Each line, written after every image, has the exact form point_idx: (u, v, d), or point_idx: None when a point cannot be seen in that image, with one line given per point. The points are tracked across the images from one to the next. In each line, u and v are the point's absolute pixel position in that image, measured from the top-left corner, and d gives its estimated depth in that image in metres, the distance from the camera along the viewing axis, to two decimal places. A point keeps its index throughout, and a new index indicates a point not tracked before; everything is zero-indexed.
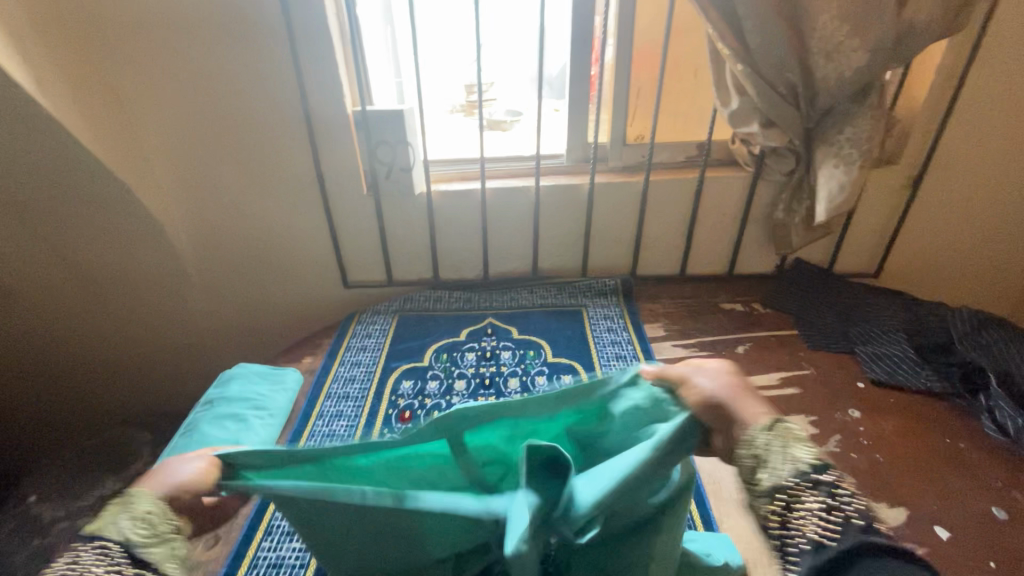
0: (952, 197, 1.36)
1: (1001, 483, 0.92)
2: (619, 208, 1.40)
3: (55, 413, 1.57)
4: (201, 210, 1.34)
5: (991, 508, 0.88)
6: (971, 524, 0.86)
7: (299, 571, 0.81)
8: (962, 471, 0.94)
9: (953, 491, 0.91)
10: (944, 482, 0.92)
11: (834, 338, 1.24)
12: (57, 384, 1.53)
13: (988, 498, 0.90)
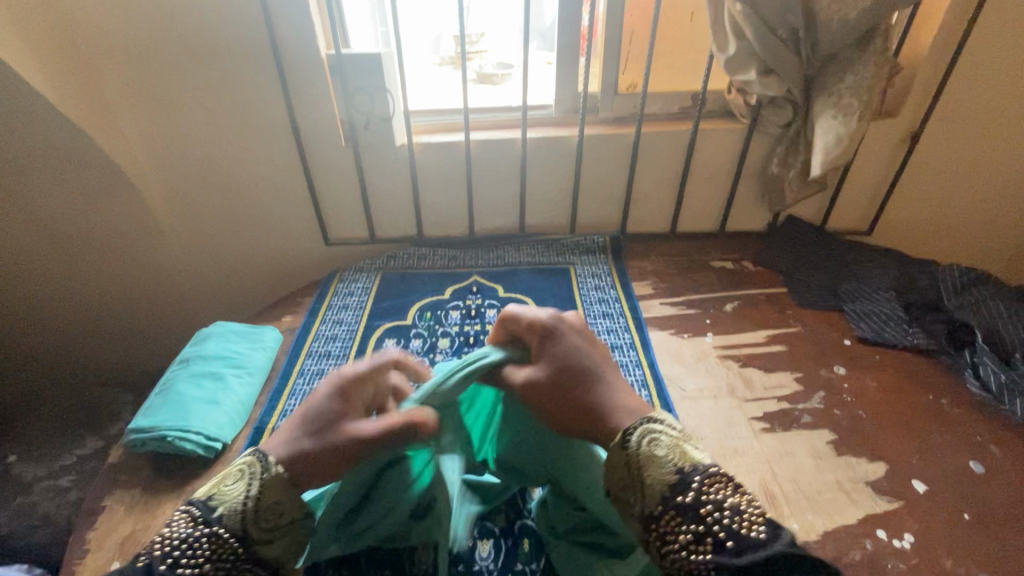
0: (951, 153, 1.32)
1: (980, 438, 0.93)
2: (609, 162, 1.35)
3: (36, 374, 1.54)
4: (170, 163, 1.27)
5: (967, 461, 0.89)
6: (947, 477, 0.87)
7: None
8: (942, 427, 0.95)
9: (932, 446, 0.91)
10: (924, 438, 0.93)
11: (823, 294, 1.23)
12: (34, 345, 1.49)
13: (966, 452, 0.90)
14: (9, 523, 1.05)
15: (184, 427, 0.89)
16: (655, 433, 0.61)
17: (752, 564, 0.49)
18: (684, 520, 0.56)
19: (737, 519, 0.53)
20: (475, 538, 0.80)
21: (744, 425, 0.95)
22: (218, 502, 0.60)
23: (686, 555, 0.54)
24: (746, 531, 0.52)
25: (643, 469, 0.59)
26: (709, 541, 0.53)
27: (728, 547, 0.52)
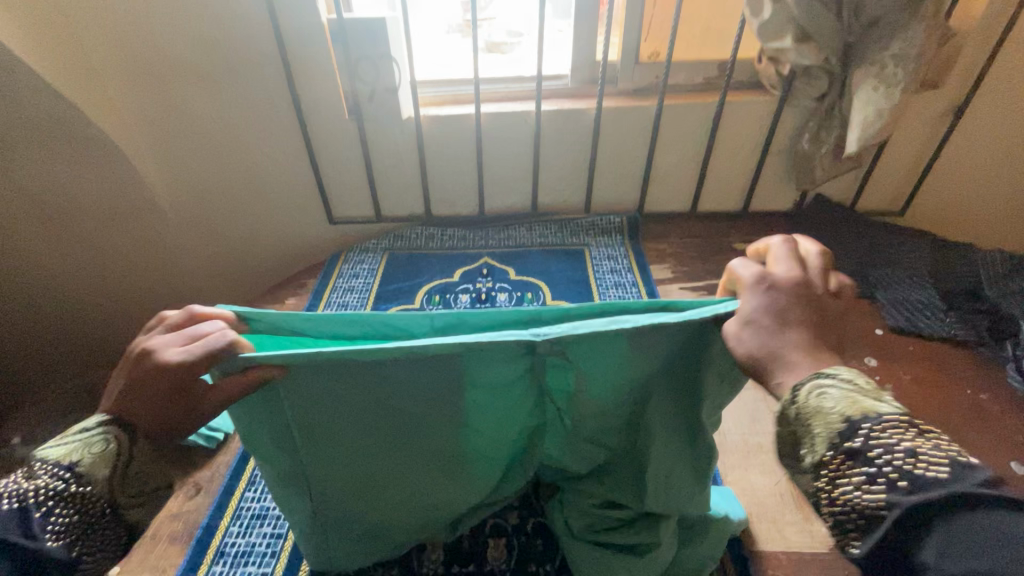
0: (998, 127, 1.22)
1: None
2: (628, 137, 1.27)
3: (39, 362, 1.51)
4: (166, 137, 1.21)
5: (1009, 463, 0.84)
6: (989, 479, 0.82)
7: (269, 561, 0.75)
8: (982, 423, 0.90)
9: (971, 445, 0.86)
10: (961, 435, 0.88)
11: (852, 280, 1.15)
12: (35, 330, 1.46)
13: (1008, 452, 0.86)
14: None
15: None
16: (827, 378, 0.47)
17: (936, 517, 0.38)
18: (852, 469, 0.43)
19: (912, 460, 0.40)
20: (485, 537, 0.77)
21: (770, 420, 0.90)
22: (79, 457, 0.53)
23: (859, 500, 0.42)
24: (921, 472, 0.40)
25: (805, 416, 0.46)
26: (880, 484, 0.41)
27: (904, 489, 0.40)
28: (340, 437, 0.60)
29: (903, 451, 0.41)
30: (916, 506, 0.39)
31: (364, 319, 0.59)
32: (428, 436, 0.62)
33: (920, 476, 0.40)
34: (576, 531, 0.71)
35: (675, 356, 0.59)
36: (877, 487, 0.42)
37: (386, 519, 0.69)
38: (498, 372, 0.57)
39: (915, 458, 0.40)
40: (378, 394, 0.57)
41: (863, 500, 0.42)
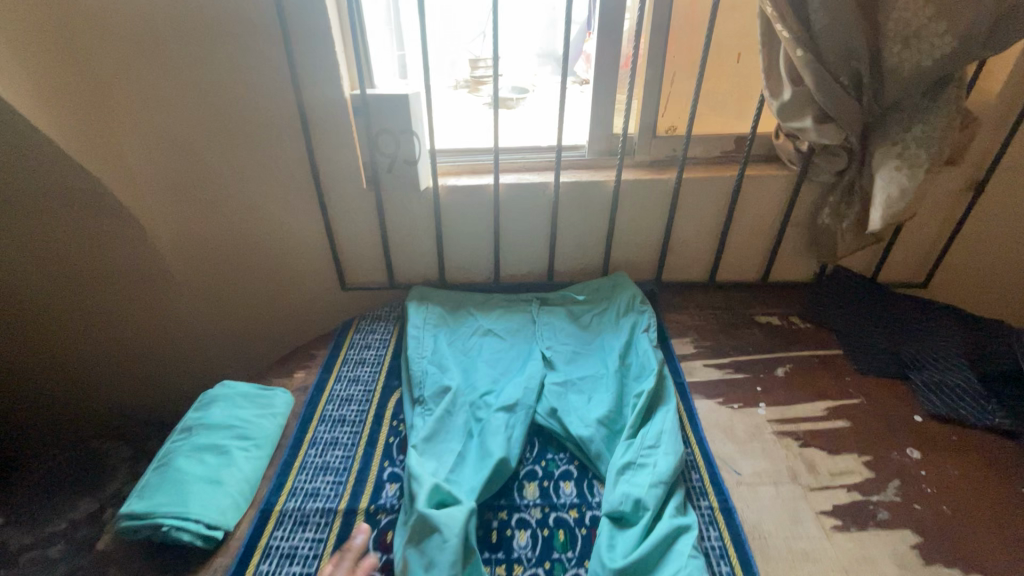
0: (1016, 207, 1.22)
1: None
2: (646, 208, 1.26)
3: (21, 415, 1.44)
4: (179, 204, 1.19)
5: None
6: None
7: None
8: None
9: None
10: None
11: (883, 360, 1.11)
12: (23, 389, 1.40)
13: None
14: None
15: (182, 513, 0.77)
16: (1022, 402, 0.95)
17: None
18: None
19: None
20: None
21: (812, 522, 0.81)
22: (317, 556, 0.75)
23: None
24: None
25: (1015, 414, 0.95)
26: None
27: None
28: (416, 379, 1.04)
29: None
30: None
31: (425, 329, 1.17)
32: (468, 384, 1.04)
33: None
34: (624, 487, 0.81)
35: (576, 324, 1.19)
36: None
37: (453, 467, 0.88)
38: (471, 339, 1.17)
39: None
40: (418, 374, 1.06)
41: None
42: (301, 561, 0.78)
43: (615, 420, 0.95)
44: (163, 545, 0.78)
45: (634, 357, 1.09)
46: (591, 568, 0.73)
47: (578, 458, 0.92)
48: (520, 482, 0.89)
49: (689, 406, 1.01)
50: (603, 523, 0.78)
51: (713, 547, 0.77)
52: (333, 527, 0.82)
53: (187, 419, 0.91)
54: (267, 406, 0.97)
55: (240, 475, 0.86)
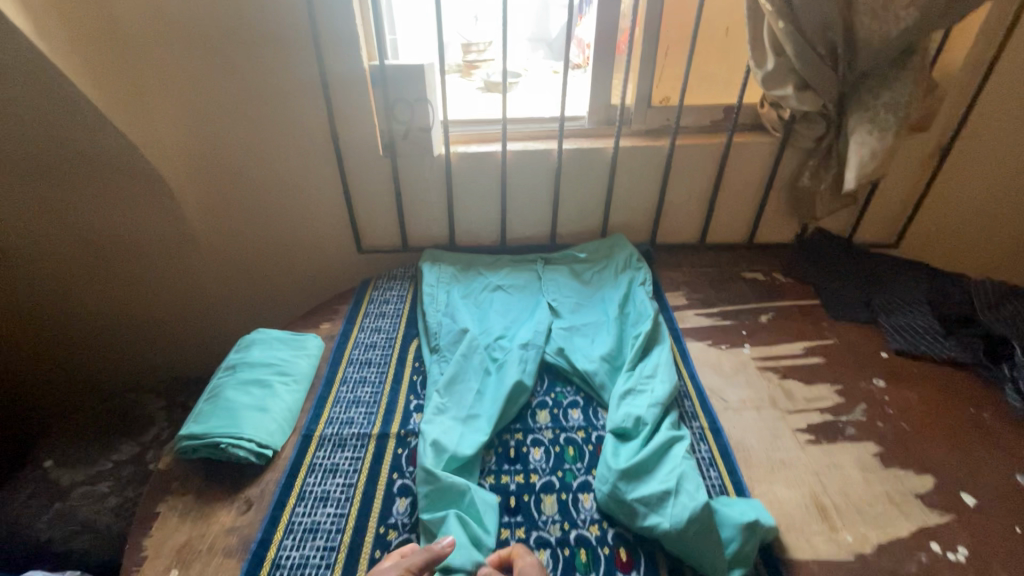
0: (977, 170, 1.34)
1: None
2: (642, 173, 1.36)
3: (51, 370, 1.52)
4: (207, 170, 1.28)
5: None
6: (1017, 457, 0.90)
7: None
8: (988, 404, 1.00)
9: (994, 431, 0.94)
10: (989, 429, 0.95)
11: (855, 307, 1.23)
12: (56, 344, 1.48)
13: None
14: (49, 529, 1.04)
15: (237, 433, 0.87)
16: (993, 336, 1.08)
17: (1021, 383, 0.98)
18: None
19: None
20: (526, 512, 0.82)
21: (789, 437, 0.93)
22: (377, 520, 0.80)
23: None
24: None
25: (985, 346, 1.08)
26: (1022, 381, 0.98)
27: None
28: (434, 326, 1.14)
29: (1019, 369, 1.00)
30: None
31: (439, 285, 1.27)
32: (482, 330, 1.14)
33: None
34: (627, 409, 0.92)
35: (578, 279, 1.30)
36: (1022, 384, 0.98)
37: (473, 397, 0.98)
38: (482, 293, 1.27)
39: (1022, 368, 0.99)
40: (436, 321, 1.15)
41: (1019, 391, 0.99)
42: (343, 474, 0.88)
43: (616, 357, 1.06)
44: (220, 460, 0.89)
45: (632, 306, 1.20)
46: (599, 472, 0.84)
47: (584, 390, 1.03)
48: (533, 410, 0.99)
49: (681, 347, 1.13)
50: (608, 438, 0.89)
51: (703, 457, 0.89)
52: (368, 447, 0.92)
53: (231, 359, 1.01)
54: (302, 349, 1.07)
55: (284, 404, 0.96)
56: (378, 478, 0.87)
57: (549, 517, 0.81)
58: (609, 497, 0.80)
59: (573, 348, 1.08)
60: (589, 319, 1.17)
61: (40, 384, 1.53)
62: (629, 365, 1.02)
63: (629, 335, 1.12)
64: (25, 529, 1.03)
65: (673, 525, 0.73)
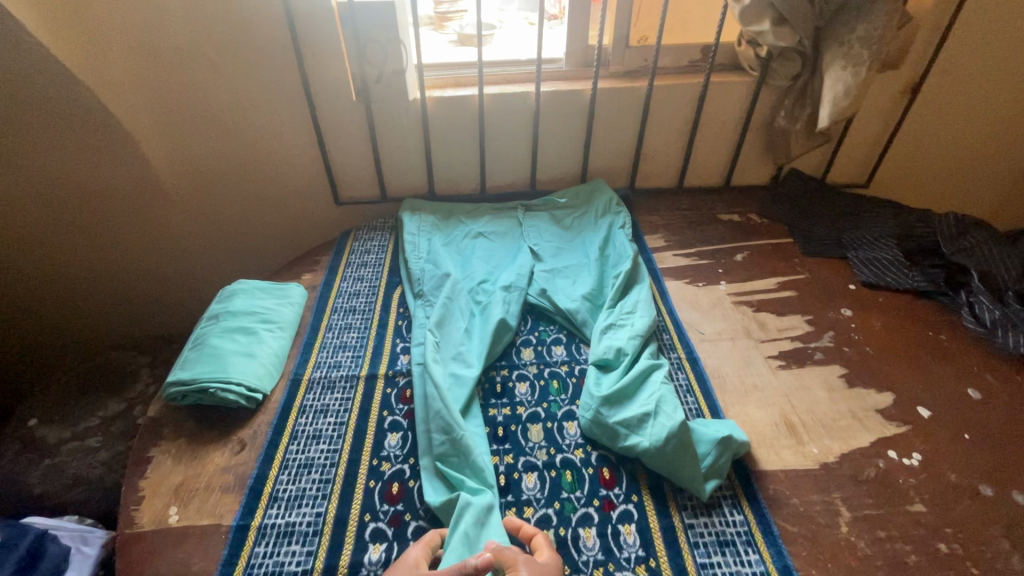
0: (946, 106, 1.36)
1: (997, 360, 0.99)
2: (621, 116, 1.35)
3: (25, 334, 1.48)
4: (172, 118, 1.23)
5: (983, 372, 0.96)
6: (970, 373, 0.97)
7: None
8: (946, 328, 1.06)
9: (950, 351, 1.01)
10: (944, 349, 1.01)
11: (827, 244, 1.27)
12: (23, 307, 1.43)
13: (984, 367, 0.97)
14: (42, 482, 1.06)
15: (225, 378, 0.88)
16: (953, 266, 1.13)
17: (976, 309, 1.04)
18: (980, 307, 1.04)
19: (983, 290, 1.05)
20: (514, 441, 0.86)
21: (761, 363, 0.98)
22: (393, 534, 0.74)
23: (984, 313, 1.02)
24: (985, 314, 1.02)
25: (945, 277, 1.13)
26: (977, 307, 1.04)
27: (986, 310, 1.02)
28: (418, 271, 1.14)
29: (975, 296, 1.06)
30: (982, 317, 1.03)
31: (421, 233, 1.26)
32: (466, 274, 1.15)
33: (986, 301, 1.03)
34: (610, 343, 0.95)
35: (559, 224, 1.30)
36: (978, 309, 1.04)
37: (459, 337, 1.00)
38: (464, 240, 1.26)
39: (978, 295, 1.05)
40: (419, 267, 1.16)
41: (972, 316, 1.05)
42: (334, 414, 0.90)
43: (598, 295, 1.09)
44: (210, 405, 0.90)
45: (613, 247, 1.22)
46: (582, 401, 0.87)
47: (568, 328, 1.05)
48: (518, 348, 1.02)
49: (660, 286, 1.16)
50: (590, 370, 0.92)
51: (681, 383, 0.93)
52: (358, 388, 0.94)
53: (214, 308, 1.01)
54: (286, 298, 1.07)
55: (270, 350, 0.97)
56: (369, 415, 0.89)
57: (536, 444, 0.85)
58: (592, 421, 0.84)
59: (555, 289, 1.11)
60: (570, 262, 1.19)
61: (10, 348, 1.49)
62: (610, 303, 1.05)
63: (609, 275, 1.14)
64: (16, 484, 1.04)
65: (652, 443, 0.78)
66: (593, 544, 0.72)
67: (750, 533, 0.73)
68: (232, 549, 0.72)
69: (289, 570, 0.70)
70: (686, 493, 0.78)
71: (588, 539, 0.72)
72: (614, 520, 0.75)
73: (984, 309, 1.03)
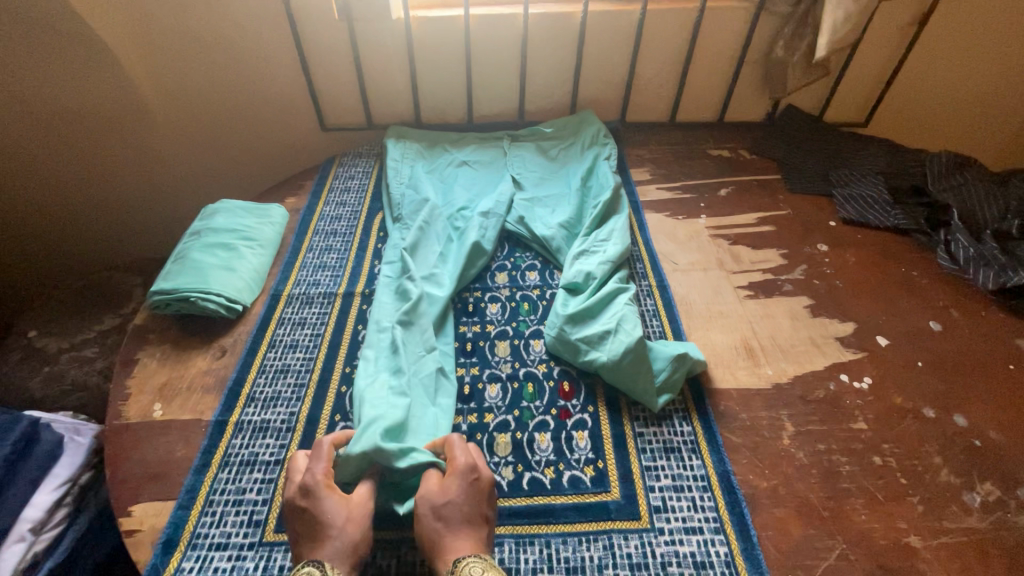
0: (955, 39, 1.30)
1: (965, 296, 1.00)
2: (613, 42, 1.31)
3: (21, 255, 1.52)
4: (149, 32, 1.20)
5: (949, 307, 0.98)
6: (935, 307, 0.98)
7: (42, 467, 0.82)
8: (920, 265, 1.06)
9: (920, 287, 1.02)
10: (914, 284, 1.02)
11: (814, 182, 1.25)
12: (13, 225, 1.45)
13: (950, 301, 0.99)
14: (43, 388, 1.12)
15: (205, 288, 0.91)
16: (935, 203, 1.12)
17: (952, 249, 1.05)
18: (956, 246, 1.04)
19: (962, 229, 1.05)
20: (480, 357, 0.89)
21: (730, 293, 1.00)
22: None
23: (961, 253, 1.03)
24: (961, 254, 1.03)
25: (926, 214, 1.13)
26: (954, 246, 1.05)
27: (963, 250, 1.03)
28: (399, 196, 1.15)
29: (952, 234, 1.06)
30: (957, 255, 1.04)
31: (404, 160, 1.25)
32: (446, 201, 1.16)
33: (963, 240, 1.04)
34: (581, 267, 0.96)
35: (542, 154, 1.29)
36: (954, 248, 1.05)
37: (435, 259, 1.02)
38: (447, 168, 1.26)
39: (956, 234, 1.05)
40: (400, 193, 1.16)
41: (948, 254, 1.06)
42: (311, 326, 0.94)
43: (575, 223, 1.10)
44: (192, 314, 0.94)
45: (595, 177, 1.21)
46: (548, 320, 0.90)
47: (543, 255, 1.07)
48: (492, 272, 1.04)
49: (640, 218, 1.16)
50: (559, 292, 0.95)
51: (647, 309, 0.96)
52: (335, 304, 0.98)
53: (196, 225, 1.03)
54: (267, 219, 1.09)
55: (250, 266, 1.00)
56: (345, 328, 0.93)
57: (501, 358, 0.89)
58: (556, 338, 0.87)
59: (533, 218, 1.11)
60: (549, 192, 1.19)
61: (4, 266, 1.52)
62: (586, 231, 1.05)
63: (589, 205, 1.14)
64: (19, 388, 1.11)
65: (610, 358, 0.81)
66: (546, 446, 0.77)
67: (695, 442, 0.77)
68: (212, 440, 0.78)
69: (263, 460, 0.76)
70: (639, 405, 0.82)
71: (542, 443, 0.77)
72: (569, 427, 0.79)
73: (960, 248, 1.04)
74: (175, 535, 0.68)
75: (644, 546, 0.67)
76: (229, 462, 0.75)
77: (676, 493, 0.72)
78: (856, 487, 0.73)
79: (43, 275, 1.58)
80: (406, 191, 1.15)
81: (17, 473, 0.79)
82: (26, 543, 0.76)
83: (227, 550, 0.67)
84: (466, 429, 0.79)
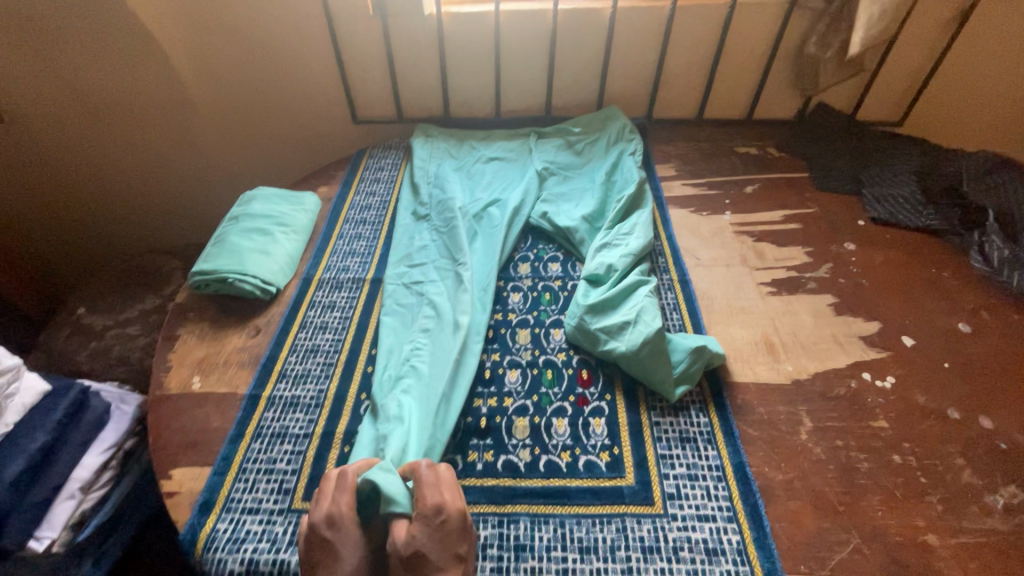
0: (998, 36, 1.26)
1: (997, 298, 0.97)
2: (641, 38, 1.31)
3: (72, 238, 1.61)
4: (193, 26, 1.26)
5: (979, 309, 0.96)
6: (965, 308, 0.96)
7: (91, 431, 0.88)
8: (952, 266, 1.04)
9: (950, 287, 1.00)
10: (943, 284, 1.00)
11: (843, 181, 1.24)
12: (64, 207, 1.54)
13: (981, 303, 0.97)
14: (91, 360, 1.20)
15: (243, 270, 0.96)
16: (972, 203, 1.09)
17: (987, 251, 1.03)
18: (991, 248, 1.02)
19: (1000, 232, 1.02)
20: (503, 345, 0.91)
21: (753, 290, 1.00)
22: None
23: (996, 256, 1.01)
24: (997, 256, 1.01)
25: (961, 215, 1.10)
26: (989, 248, 1.03)
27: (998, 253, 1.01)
28: (426, 189, 1.18)
29: (988, 236, 1.04)
30: (992, 258, 1.02)
31: (432, 156, 1.28)
32: (472, 195, 1.18)
33: (999, 242, 1.02)
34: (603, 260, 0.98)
35: (567, 150, 1.30)
36: (989, 250, 1.02)
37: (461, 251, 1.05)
38: (473, 164, 1.28)
39: (992, 235, 1.03)
40: (427, 187, 1.19)
41: (981, 256, 1.04)
42: (340, 309, 0.98)
43: (597, 217, 1.11)
44: (229, 294, 0.98)
45: (619, 171, 1.21)
46: (569, 310, 0.92)
47: (565, 249, 1.09)
48: (515, 263, 1.06)
49: (664, 214, 1.16)
50: (581, 283, 0.96)
51: (668, 302, 0.97)
52: (363, 289, 1.01)
53: (234, 210, 1.08)
54: (300, 206, 1.13)
55: (284, 250, 1.04)
56: (372, 312, 0.97)
57: (522, 345, 0.91)
58: (576, 327, 0.89)
59: (557, 212, 1.13)
60: (574, 187, 1.20)
61: (55, 245, 1.61)
62: (609, 225, 1.06)
63: (613, 199, 1.15)
64: (69, 360, 1.19)
65: (628, 348, 0.83)
66: (563, 431, 0.79)
67: (712, 432, 0.78)
68: (247, 412, 0.82)
69: (293, 433, 0.80)
70: (656, 395, 0.83)
71: (559, 428, 0.79)
72: (586, 414, 0.81)
73: (996, 251, 1.01)
74: (211, 499, 0.72)
75: (657, 531, 0.68)
76: (262, 433, 0.80)
77: (690, 481, 0.73)
78: (873, 483, 0.73)
79: (91, 254, 1.67)
80: (433, 184, 1.18)
81: (69, 434, 0.85)
82: (75, 501, 0.82)
83: (259, 514, 0.71)
84: (486, 412, 0.82)
